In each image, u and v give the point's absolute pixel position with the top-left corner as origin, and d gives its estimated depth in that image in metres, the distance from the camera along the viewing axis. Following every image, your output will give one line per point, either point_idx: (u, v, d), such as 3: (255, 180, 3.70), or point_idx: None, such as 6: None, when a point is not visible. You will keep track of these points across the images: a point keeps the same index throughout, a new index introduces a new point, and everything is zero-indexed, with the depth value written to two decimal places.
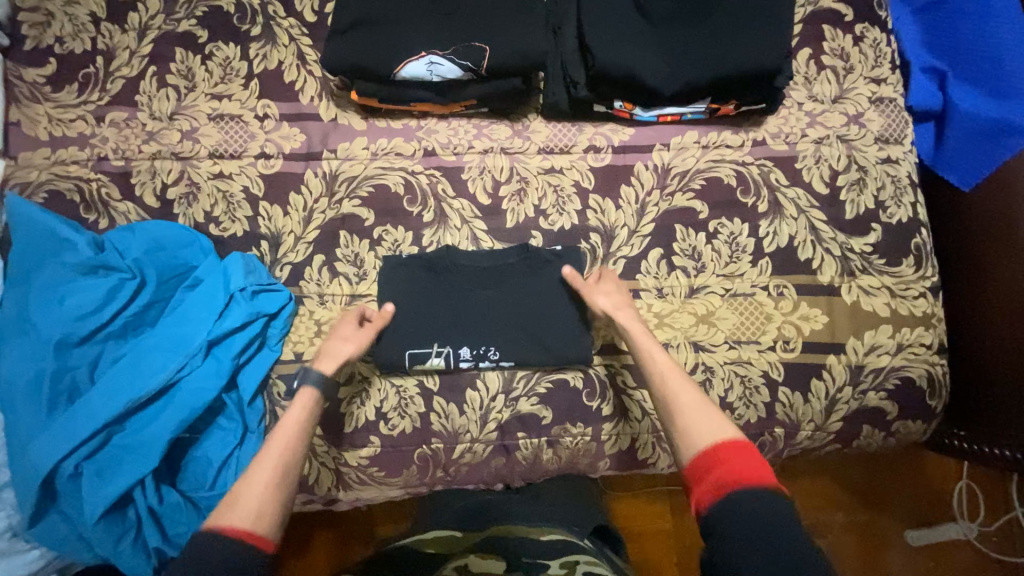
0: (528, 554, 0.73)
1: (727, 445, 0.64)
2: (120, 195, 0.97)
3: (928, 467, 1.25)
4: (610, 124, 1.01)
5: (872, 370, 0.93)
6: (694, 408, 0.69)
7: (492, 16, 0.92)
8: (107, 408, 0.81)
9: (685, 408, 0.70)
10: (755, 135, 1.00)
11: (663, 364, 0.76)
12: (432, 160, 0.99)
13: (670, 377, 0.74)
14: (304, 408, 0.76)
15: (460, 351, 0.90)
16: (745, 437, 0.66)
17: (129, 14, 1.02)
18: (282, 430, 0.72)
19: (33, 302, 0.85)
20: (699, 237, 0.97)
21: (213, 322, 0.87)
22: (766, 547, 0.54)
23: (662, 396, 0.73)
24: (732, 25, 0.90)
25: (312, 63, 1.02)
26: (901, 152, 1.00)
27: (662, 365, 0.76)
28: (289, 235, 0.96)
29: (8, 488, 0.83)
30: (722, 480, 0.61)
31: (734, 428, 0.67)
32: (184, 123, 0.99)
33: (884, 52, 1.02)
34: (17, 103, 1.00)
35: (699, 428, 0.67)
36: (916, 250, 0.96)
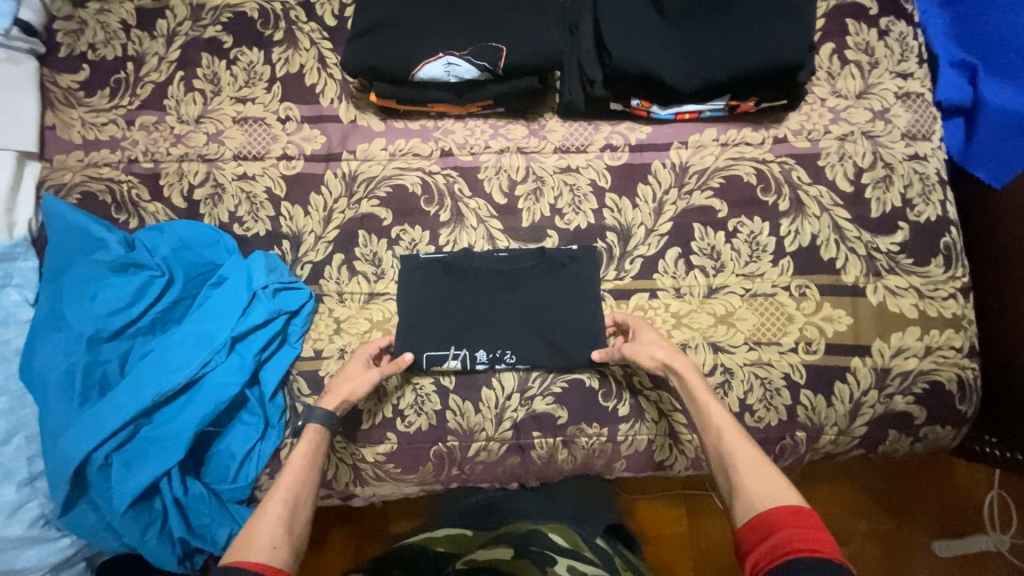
0: (537, 543, 0.72)
1: (784, 513, 0.61)
2: (149, 196, 1.00)
3: (957, 476, 1.21)
4: (627, 123, 1.00)
5: (898, 373, 0.90)
6: (753, 466, 0.68)
7: (509, 16, 0.93)
8: (135, 401, 0.84)
9: (744, 465, 0.68)
10: (776, 133, 0.98)
11: (719, 417, 0.75)
12: (449, 160, 1.00)
13: (725, 431, 0.73)
14: (311, 444, 0.79)
15: (476, 353, 0.90)
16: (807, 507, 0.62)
17: (159, 22, 1.06)
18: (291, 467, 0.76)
19: (67, 299, 0.88)
20: (718, 236, 0.95)
21: (236, 319, 0.89)
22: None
23: (718, 448, 0.72)
24: (752, 21, 0.89)
25: (332, 67, 1.04)
26: (929, 148, 0.97)
27: (718, 417, 0.75)
28: (309, 234, 0.98)
29: (42, 478, 0.87)
30: (777, 549, 0.58)
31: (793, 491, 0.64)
32: (209, 125, 1.02)
33: (911, 46, 0.99)
34: (53, 108, 1.04)
35: (760, 488, 0.65)
36: (945, 250, 0.93)
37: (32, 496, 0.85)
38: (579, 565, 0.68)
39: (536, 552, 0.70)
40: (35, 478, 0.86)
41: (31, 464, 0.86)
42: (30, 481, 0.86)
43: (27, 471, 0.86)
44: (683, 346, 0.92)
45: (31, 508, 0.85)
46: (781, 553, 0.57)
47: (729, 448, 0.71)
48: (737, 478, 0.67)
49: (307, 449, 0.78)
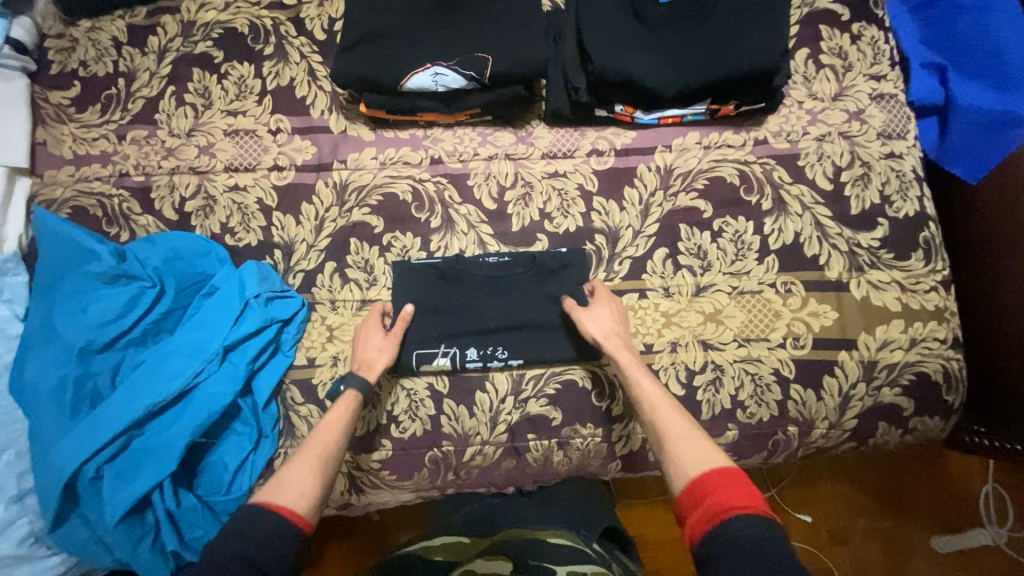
0: (535, 556, 0.70)
1: (718, 475, 0.65)
2: (140, 209, 1.01)
3: (952, 470, 1.22)
4: (612, 128, 1.03)
5: (885, 366, 0.92)
6: (684, 438, 0.71)
7: (494, 27, 0.95)
8: (127, 412, 0.83)
9: (675, 437, 0.72)
10: (756, 135, 1.01)
11: (652, 397, 0.77)
12: (439, 168, 1.01)
13: (658, 408, 0.76)
14: (346, 409, 0.81)
15: (467, 352, 0.92)
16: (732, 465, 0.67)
17: (150, 38, 1.08)
18: (326, 428, 0.79)
19: (57, 312, 0.88)
20: (704, 236, 0.97)
21: (229, 328, 0.89)
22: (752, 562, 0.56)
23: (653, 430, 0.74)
24: (729, 27, 0.92)
25: (322, 79, 1.06)
26: (905, 147, 1.00)
27: (650, 397, 0.77)
28: (301, 243, 0.99)
29: (32, 495, 0.85)
30: (716, 508, 0.62)
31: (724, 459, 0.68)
32: (200, 138, 1.04)
33: (882, 49, 1.03)
34: (43, 123, 1.05)
35: (691, 460, 0.68)
36: (924, 244, 0.96)
37: (21, 514, 0.84)
38: (578, 568, 0.68)
39: (535, 566, 0.68)
40: (24, 495, 0.85)
41: (20, 481, 0.85)
42: (19, 498, 0.84)
43: (16, 488, 0.84)
44: (673, 345, 0.93)
45: (20, 526, 0.83)
46: (721, 510, 0.62)
47: (664, 420, 0.74)
48: (672, 451, 0.71)
49: (345, 412, 0.81)
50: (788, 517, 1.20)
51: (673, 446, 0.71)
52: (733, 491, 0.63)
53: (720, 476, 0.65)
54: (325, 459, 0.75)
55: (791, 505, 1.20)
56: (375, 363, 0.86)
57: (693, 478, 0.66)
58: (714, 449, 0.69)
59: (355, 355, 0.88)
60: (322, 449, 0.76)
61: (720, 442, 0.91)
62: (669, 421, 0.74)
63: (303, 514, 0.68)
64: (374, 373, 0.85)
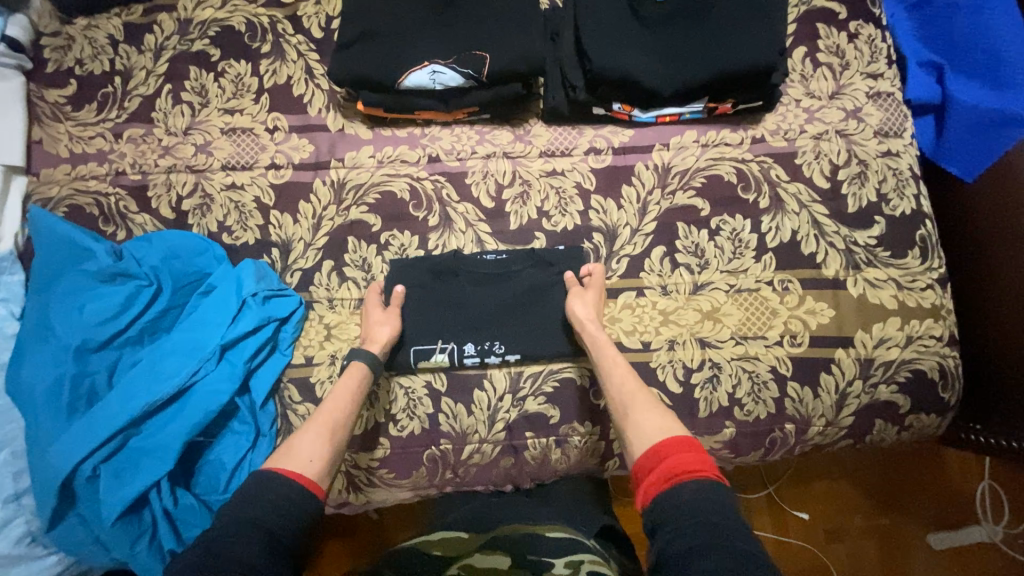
0: (534, 551, 0.70)
1: (673, 443, 0.68)
2: (137, 208, 1.00)
3: (949, 468, 1.22)
4: (610, 126, 1.03)
5: (882, 363, 0.92)
6: (652, 408, 0.75)
7: (492, 25, 0.95)
8: (124, 411, 0.83)
9: (640, 407, 0.76)
10: (754, 133, 1.01)
11: (619, 373, 0.82)
12: (437, 166, 1.01)
13: (627, 382, 0.80)
14: (355, 382, 0.84)
15: (464, 347, 0.92)
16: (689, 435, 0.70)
17: (146, 36, 1.08)
18: (336, 397, 0.82)
19: (53, 310, 0.88)
20: (702, 234, 0.97)
21: (226, 327, 0.89)
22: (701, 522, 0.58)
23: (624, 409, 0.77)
24: (726, 25, 0.92)
25: (319, 77, 1.05)
26: (901, 145, 1.00)
27: (618, 374, 0.82)
28: (299, 241, 0.99)
29: (29, 494, 0.85)
30: (669, 472, 0.66)
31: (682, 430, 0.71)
32: (197, 137, 1.03)
33: (879, 48, 1.03)
34: (39, 122, 1.05)
35: (649, 428, 0.72)
36: (921, 241, 0.96)
37: (18, 513, 0.84)
38: (576, 556, 0.69)
39: (534, 561, 0.68)
40: (21, 494, 0.85)
41: (17, 480, 0.85)
42: (16, 497, 0.84)
43: (13, 487, 0.84)
44: (671, 343, 0.93)
45: (17, 525, 0.83)
46: (673, 474, 0.65)
47: (632, 393, 0.79)
48: (632, 418, 0.75)
49: (354, 383, 0.84)
50: (785, 514, 1.20)
51: (634, 413, 0.75)
52: (687, 456, 0.67)
53: (670, 443, 0.68)
54: (322, 454, 0.75)
55: (788, 503, 1.21)
56: (379, 335, 0.89)
57: (651, 446, 0.70)
58: (672, 419, 0.73)
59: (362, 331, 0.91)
60: (323, 438, 0.76)
61: (718, 440, 0.91)
62: (633, 394, 0.78)
63: (300, 512, 0.68)
64: (379, 347, 0.88)
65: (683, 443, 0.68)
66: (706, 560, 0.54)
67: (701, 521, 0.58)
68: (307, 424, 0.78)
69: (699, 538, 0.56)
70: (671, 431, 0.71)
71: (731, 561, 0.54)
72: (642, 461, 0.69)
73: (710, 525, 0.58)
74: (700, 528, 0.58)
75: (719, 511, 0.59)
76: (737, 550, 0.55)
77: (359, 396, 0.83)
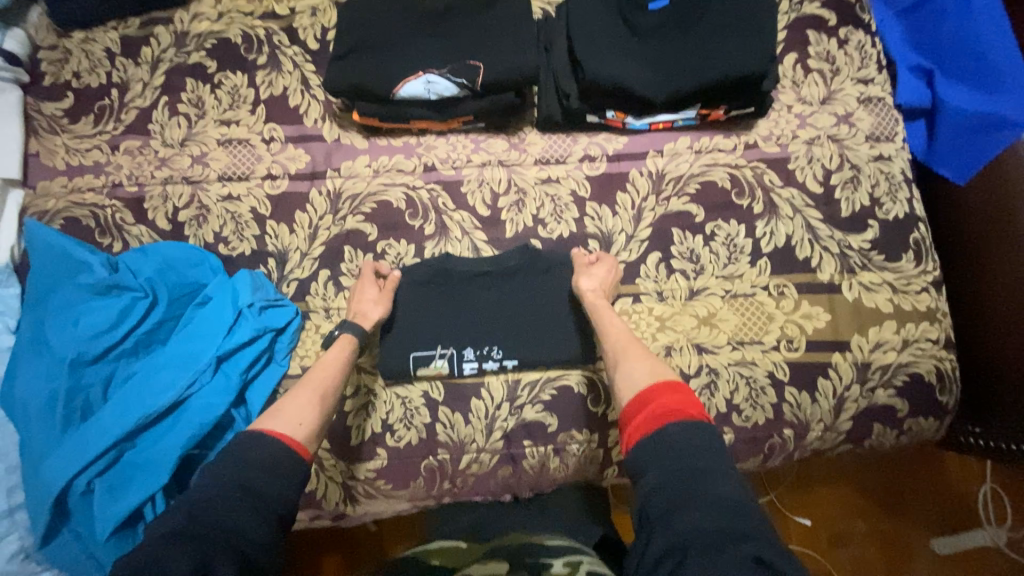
0: (533, 555, 0.69)
1: (663, 387, 0.68)
2: (133, 219, 1.01)
3: (949, 470, 1.22)
4: (604, 134, 1.04)
5: (879, 367, 0.92)
6: (643, 358, 0.76)
7: (485, 35, 0.96)
8: (118, 424, 0.83)
9: (632, 360, 0.76)
10: (747, 139, 1.02)
11: (619, 340, 0.81)
12: (432, 175, 1.02)
13: (619, 336, 0.81)
14: (340, 354, 0.85)
15: (463, 352, 0.92)
16: (678, 378, 0.70)
17: (143, 49, 1.08)
18: (322, 367, 0.82)
19: (49, 323, 0.88)
20: (696, 240, 0.98)
21: (222, 338, 0.89)
22: (688, 470, 0.58)
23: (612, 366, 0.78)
24: (718, 33, 0.93)
25: (315, 88, 1.06)
26: (893, 149, 1.01)
27: (615, 341, 0.81)
28: (295, 252, 0.99)
29: (22, 509, 0.85)
30: (656, 413, 0.65)
31: (670, 376, 0.71)
32: (194, 148, 1.04)
33: (870, 54, 1.04)
34: (36, 135, 1.05)
35: (641, 377, 0.72)
36: (915, 245, 0.97)
37: (12, 529, 0.83)
38: (574, 557, 0.68)
39: (533, 562, 0.67)
40: (15, 509, 0.84)
41: (11, 495, 0.85)
42: (9, 513, 0.84)
43: (6, 502, 0.84)
44: (667, 349, 0.93)
45: (10, 542, 0.82)
46: (661, 416, 0.65)
47: (623, 346, 0.79)
48: (622, 365, 0.76)
49: (342, 352, 0.85)
50: (786, 520, 1.20)
51: (624, 361, 0.76)
52: (675, 400, 0.66)
53: (658, 389, 0.68)
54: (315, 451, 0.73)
55: (790, 509, 1.20)
56: (369, 313, 0.89)
57: (640, 392, 0.69)
58: (662, 366, 0.74)
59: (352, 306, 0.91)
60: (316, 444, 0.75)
61: None
62: (626, 347, 0.79)
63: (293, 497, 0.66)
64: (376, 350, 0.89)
65: (668, 388, 0.68)
66: (683, 518, 0.53)
67: (680, 469, 0.58)
68: (298, 387, 0.78)
69: (681, 487, 0.56)
70: (661, 377, 0.71)
71: (715, 512, 0.53)
72: (628, 408, 0.69)
73: (692, 471, 0.58)
74: (685, 482, 0.57)
75: (704, 458, 0.59)
76: (718, 497, 0.55)
77: (348, 366, 0.84)
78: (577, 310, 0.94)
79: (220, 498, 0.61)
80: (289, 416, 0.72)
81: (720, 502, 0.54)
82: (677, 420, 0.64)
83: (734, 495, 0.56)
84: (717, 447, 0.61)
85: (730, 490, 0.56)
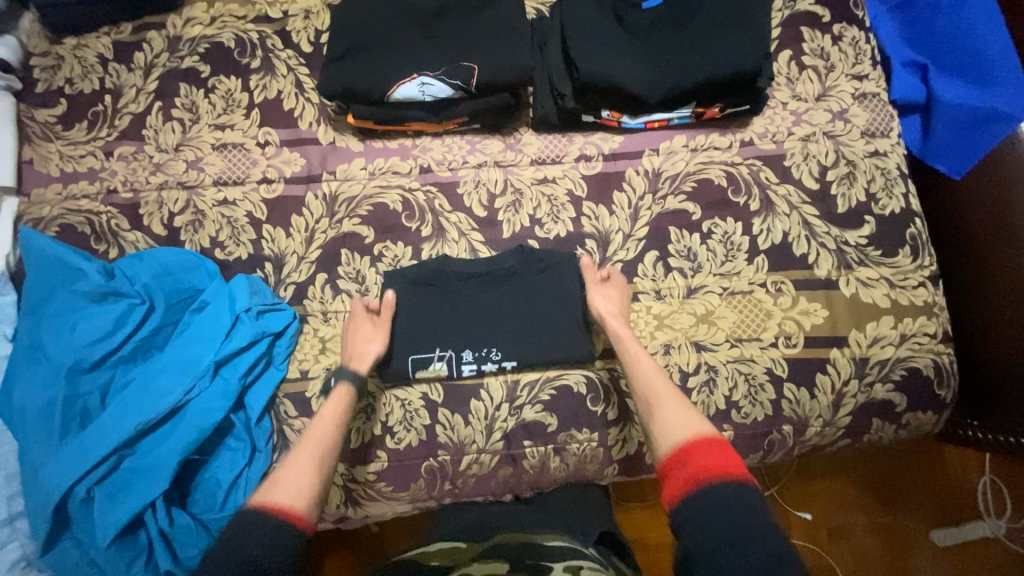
0: (533, 556, 0.70)
1: (705, 442, 0.68)
2: (129, 225, 1.00)
3: (949, 463, 1.22)
4: (599, 133, 1.03)
5: (877, 362, 0.92)
6: (677, 405, 0.75)
7: (479, 36, 0.96)
8: (117, 431, 0.82)
9: (666, 407, 0.75)
10: (743, 136, 1.02)
11: (652, 380, 0.80)
12: (428, 177, 1.02)
13: (650, 376, 0.80)
14: (338, 406, 0.82)
15: (462, 354, 0.92)
16: (721, 435, 0.70)
17: (135, 54, 1.08)
18: (319, 428, 0.79)
19: (45, 331, 0.88)
20: (694, 238, 0.98)
21: (220, 343, 0.88)
22: (732, 526, 0.58)
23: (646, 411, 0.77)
24: (712, 31, 0.93)
25: (309, 91, 1.06)
26: (888, 145, 1.01)
27: (645, 381, 0.80)
28: (292, 255, 0.98)
29: (22, 517, 0.84)
30: (700, 469, 0.65)
31: (712, 430, 0.71)
32: (188, 153, 1.03)
33: (864, 50, 1.04)
34: (30, 142, 1.05)
35: (678, 427, 0.72)
36: (911, 240, 0.97)
37: (12, 536, 0.83)
38: (575, 562, 0.69)
39: (533, 565, 0.68)
40: (15, 517, 0.84)
41: (10, 503, 0.84)
42: (9, 521, 0.83)
43: (6, 510, 0.83)
44: (666, 347, 0.93)
45: (11, 549, 0.82)
46: (705, 472, 0.65)
47: (657, 389, 0.78)
48: (657, 416, 0.75)
49: (337, 407, 0.82)
50: (788, 515, 1.20)
51: (659, 411, 0.75)
52: (718, 457, 0.66)
53: (700, 443, 0.68)
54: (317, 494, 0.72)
55: (790, 503, 1.20)
56: (366, 353, 0.88)
57: (680, 445, 0.69)
58: (699, 417, 0.73)
59: (348, 348, 0.90)
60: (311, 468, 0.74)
61: None
62: (659, 389, 0.78)
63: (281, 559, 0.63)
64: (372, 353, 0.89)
65: (711, 445, 0.68)
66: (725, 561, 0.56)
67: (725, 522, 0.59)
68: (294, 452, 0.76)
69: (724, 539, 0.57)
70: (700, 430, 0.71)
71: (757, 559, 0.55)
72: (669, 460, 0.69)
73: (734, 531, 0.57)
74: (728, 533, 0.58)
75: (750, 516, 0.59)
76: (762, 550, 0.56)
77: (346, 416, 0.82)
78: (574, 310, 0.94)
79: (221, 572, 0.60)
80: (282, 486, 0.70)
81: (764, 553, 0.55)
82: (721, 477, 0.63)
83: (778, 546, 0.56)
84: (762, 506, 0.60)
85: (776, 545, 0.56)
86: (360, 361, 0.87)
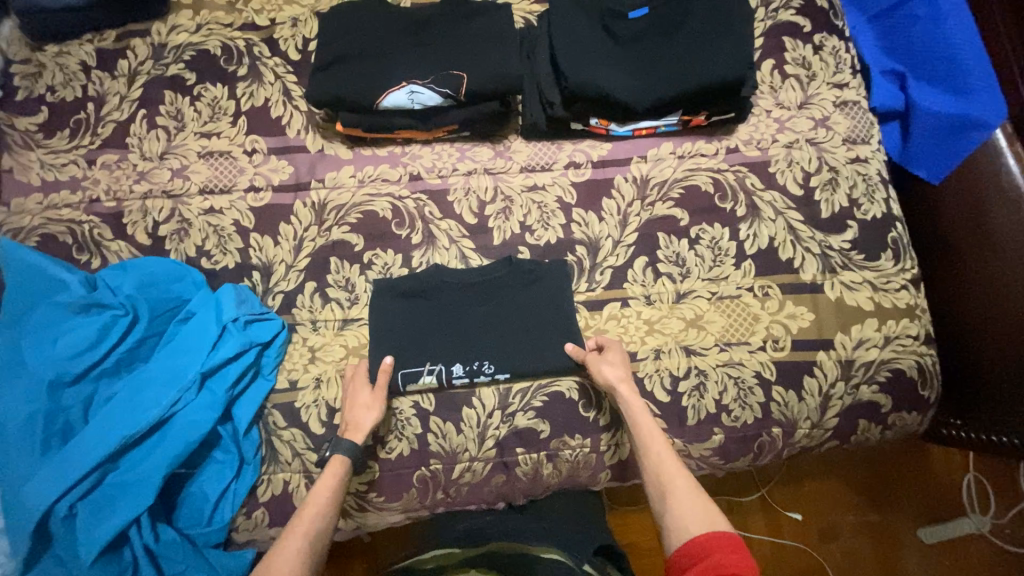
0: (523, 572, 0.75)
1: (719, 539, 0.66)
2: (112, 234, 0.99)
3: (935, 460, 1.25)
4: (588, 140, 1.04)
5: (862, 364, 0.94)
6: (690, 493, 0.73)
7: (467, 45, 0.97)
8: (99, 446, 0.80)
9: (679, 492, 0.73)
10: (728, 143, 1.04)
11: (663, 459, 0.77)
12: (418, 184, 1.01)
13: (662, 452, 0.78)
14: (334, 476, 0.80)
15: (453, 368, 0.90)
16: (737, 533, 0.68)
17: (119, 62, 1.07)
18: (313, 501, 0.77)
19: (26, 344, 0.86)
20: (682, 243, 0.99)
21: (207, 353, 0.87)
22: None
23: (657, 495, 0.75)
24: (697, 40, 0.95)
25: (297, 99, 1.05)
26: (869, 151, 1.03)
27: (655, 458, 0.77)
28: (280, 264, 0.97)
29: (1, 536, 0.82)
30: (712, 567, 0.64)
31: (727, 527, 0.68)
32: (174, 161, 1.02)
33: (843, 59, 1.07)
34: (10, 151, 1.03)
35: (691, 520, 0.70)
36: (893, 243, 0.99)
37: None
38: None
39: None
40: None
41: None
42: None
43: None
44: (657, 352, 0.94)
45: None
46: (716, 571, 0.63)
47: (669, 473, 0.75)
48: (670, 504, 0.73)
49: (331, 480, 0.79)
50: (779, 517, 1.21)
51: (673, 500, 0.72)
52: (733, 557, 0.64)
53: (714, 540, 0.66)
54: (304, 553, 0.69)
55: (782, 504, 1.21)
56: (362, 422, 0.84)
57: (692, 540, 0.68)
58: (714, 508, 0.71)
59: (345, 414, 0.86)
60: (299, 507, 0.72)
61: (707, 447, 0.92)
62: (671, 471, 0.76)
63: None
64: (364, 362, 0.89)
65: (727, 543, 0.66)
66: None
67: None
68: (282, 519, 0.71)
69: None
70: (715, 525, 0.69)
71: None
72: (681, 555, 0.67)
73: None
74: None
75: None
76: None
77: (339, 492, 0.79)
78: (565, 316, 0.94)
79: None
80: None
81: None
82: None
83: None
84: None
85: None
86: (355, 428, 0.84)
